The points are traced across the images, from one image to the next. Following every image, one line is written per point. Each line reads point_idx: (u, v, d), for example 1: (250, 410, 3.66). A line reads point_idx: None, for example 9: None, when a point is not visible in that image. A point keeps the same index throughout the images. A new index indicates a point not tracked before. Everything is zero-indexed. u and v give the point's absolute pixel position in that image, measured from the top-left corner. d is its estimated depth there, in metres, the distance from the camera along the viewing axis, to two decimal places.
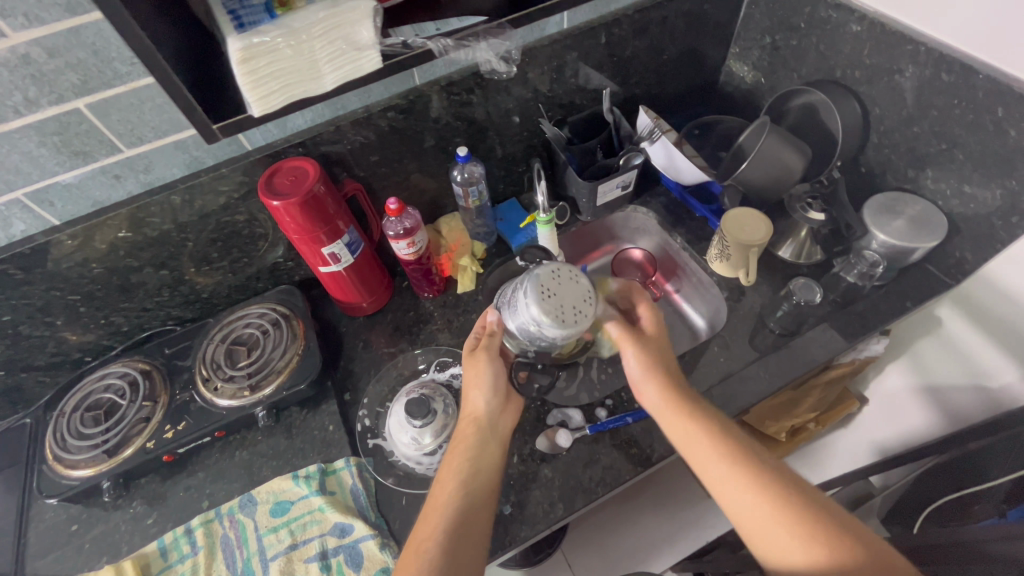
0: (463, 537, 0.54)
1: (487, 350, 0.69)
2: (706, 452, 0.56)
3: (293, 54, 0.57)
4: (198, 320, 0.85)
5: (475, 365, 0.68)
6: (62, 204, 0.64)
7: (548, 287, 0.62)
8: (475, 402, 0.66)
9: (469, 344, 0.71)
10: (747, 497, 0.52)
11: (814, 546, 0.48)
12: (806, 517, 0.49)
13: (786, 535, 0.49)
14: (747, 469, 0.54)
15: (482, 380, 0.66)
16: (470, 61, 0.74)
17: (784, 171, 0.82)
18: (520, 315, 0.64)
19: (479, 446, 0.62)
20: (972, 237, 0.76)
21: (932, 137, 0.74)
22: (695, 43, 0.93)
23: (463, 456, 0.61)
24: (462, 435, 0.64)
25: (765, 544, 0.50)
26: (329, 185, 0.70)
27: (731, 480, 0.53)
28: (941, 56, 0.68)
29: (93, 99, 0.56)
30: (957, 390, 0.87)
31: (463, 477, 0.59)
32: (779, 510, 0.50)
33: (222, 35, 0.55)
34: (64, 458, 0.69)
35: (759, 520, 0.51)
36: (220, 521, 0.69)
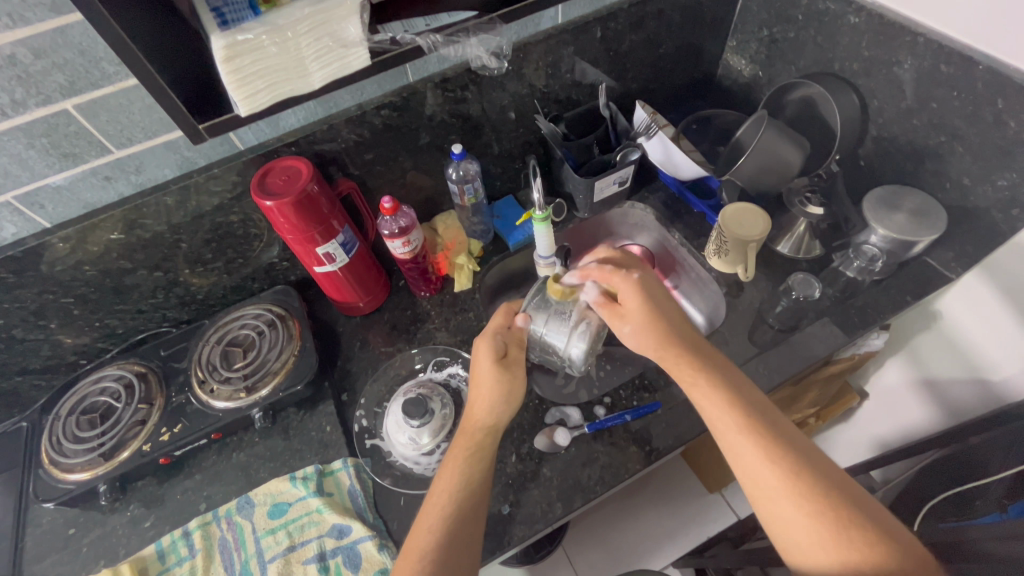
0: (463, 549, 0.55)
1: (517, 366, 0.67)
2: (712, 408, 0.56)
3: (279, 52, 0.56)
4: (193, 321, 0.84)
5: (506, 379, 0.66)
6: (53, 206, 0.63)
7: (598, 335, 0.75)
8: (493, 414, 0.64)
9: (496, 350, 0.67)
10: (756, 455, 0.52)
11: (818, 517, 0.48)
12: (817, 486, 0.49)
13: (793, 501, 0.49)
14: (762, 432, 0.53)
15: (512, 396, 0.65)
16: (460, 58, 0.73)
17: (782, 165, 0.82)
18: (562, 343, 0.74)
19: (487, 460, 0.62)
20: (971, 230, 0.75)
21: (932, 129, 0.74)
22: (692, 36, 0.92)
23: (472, 468, 0.60)
24: (473, 443, 0.63)
25: (766, 502, 0.51)
26: (322, 185, 0.70)
27: (743, 438, 0.53)
28: (939, 47, 0.68)
29: (82, 100, 0.55)
30: (957, 384, 0.86)
31: (468, 489, 0.59)
32: (790, 474, 0.50)
33: (205, 27, 0.54)
34: (60, 462, 0.69)
35: (766, 480, 0.51)
36: (217, 524, 0.69)
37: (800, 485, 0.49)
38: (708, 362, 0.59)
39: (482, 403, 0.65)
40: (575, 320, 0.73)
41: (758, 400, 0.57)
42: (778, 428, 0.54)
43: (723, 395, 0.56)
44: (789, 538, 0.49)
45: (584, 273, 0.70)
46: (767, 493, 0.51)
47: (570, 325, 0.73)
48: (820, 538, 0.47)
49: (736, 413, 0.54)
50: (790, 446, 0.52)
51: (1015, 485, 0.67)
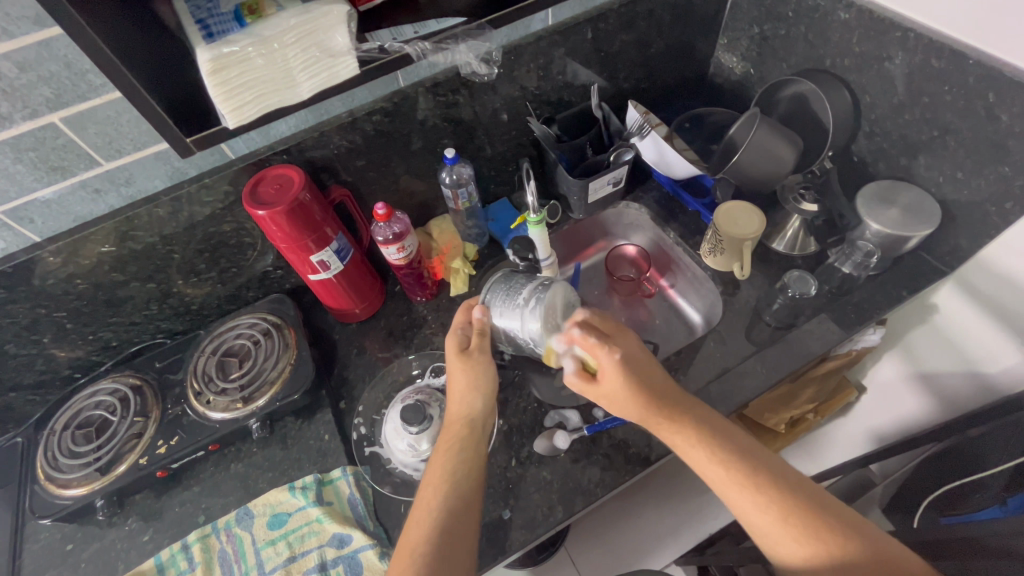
0: (453, 540, 0.54)
1: (481, 352, 0.66)
2: (700, 462, 0.55)
3: (266, 63, 0.55)
4: (188, 332, 0.84)
5: (472, 367, 0.66)
6: (43, 220, 0.62)
7: (558, 313, 0.67)
8: (467, 405, 0.65)
9: (458, 342, 0.67)
10: (751, 508, 0.51)
11: (822, 562, 0.48)
12: (812, 527, 0.49)
13: (797, 550, 0.49)
14: (751, 482, 0.52)
15: (480, 382, 0.65)
16: (450, 64, 0.72)
17: (776, 163, 0.81)
18: (519, 326, 0.68)
19: (471, 449, 0.62)
20: (965, 224, 0.75)
21: (924, 124, 0.74)
22: (683, 35, 0.92)
23: (454, 458, 0.60)
24: (453, 436, 0.63)
25: (772, 552, 0.51)
26: (315, 192, 0.69)
27: (736, 492, 0.52)
28: (930, 42, 0.68)
29: (68, 113, 0.55)
30: (952, 377, 0.87)
31: (452, 480, 0.58)
32: (787, 524, 0.50)
33: (190, 37, 0.53)
34: (57, 478, 0.68)
35: (768, 534, 0.50)
36: (217, 536, 0.69)
37: (799, 531, 0.49)
38: (686, 411, 0.57)
39: (455, 395, 0.66)
40: (526, 297, 0.68)
41: (741, 442, 0.56)
42: (764, 468, 0.53)
43: (706, 450, 0.55)
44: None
45: (568, 338, 0.61)
46: (773, 544, 0.50)
47: (522, 307, 0.68)
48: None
49: (723, 467, 0.53)
50: (781, 489, 0.51)
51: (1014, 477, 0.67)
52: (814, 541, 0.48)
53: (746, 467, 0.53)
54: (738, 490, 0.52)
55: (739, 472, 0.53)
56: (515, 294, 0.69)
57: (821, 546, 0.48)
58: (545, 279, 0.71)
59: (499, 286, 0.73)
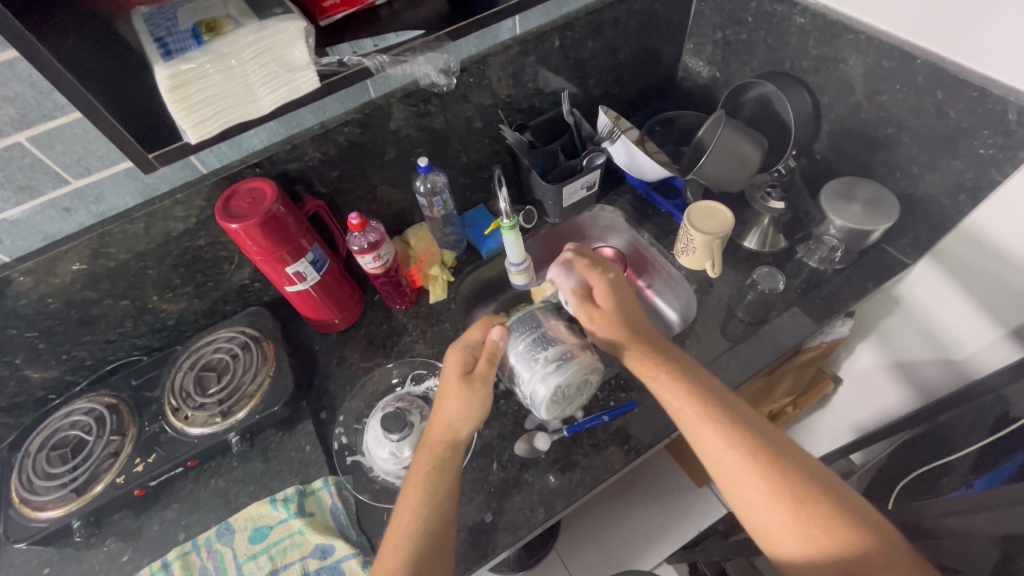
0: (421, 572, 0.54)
1: (483, 384, 0.63)
2: (674, 400, 0.60)
3: (224, 79, 0.56)
4: (165, 348, 0.84)
5: (469, 395, 0.63)
6: (11, 240, 0.62)
7: (571, 387, 0.66)
8: (453, 428, 0.63)
9: (462, 364, 0.64)
10: (721, 447, 0.55)
11: (780, 500, 0.51)
12: (773, 466, 0.53)
13: (759, 489, 0.52)
14: (722, 422, 0.57)
15: (473, 412, 0.63)
16: (409, 76, 0.73)
17: (742, 163, 0.84)
18: (528, 380, 0.66)
19: (451, 473, 0.61)
20: (924, 216, 0.78)
21: (880, 121, 0.76)
22: (650, 41, 0.94)
23: (434, 484, 0.60)
24: (435, 459, 0.61)
25: (733, 492, 0.54)
26: (288, 205, 0.70)
27: (707, 430, 0.57)
28: (881, 43, 0.70)
29: (35, 132, 0.55)
30: (923, 364, 0.89)
31: (431, 506, 0.58)
32: (749, 460, 0.54)
33: (148, 51, 0.53)
34: (31, 500, 0.67)
35: (733, 471, 0.54)
36: (197, 553, 0.68)
37: (763, 470, 0.53)
38: (666, 354, 0.64)
39: (442, 416, 0.63)
40: (546, 358, 0.65)
41: (715, 389, 0.61)
42: (732, 412, 0.58)
43: (684, 390, 0.60)
44: (756, 521, 0.53)
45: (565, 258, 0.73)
46: (735, 486, 0.54)
47: (540, 364, 0.65)
48: (780, 512, 0.51)
49: (700, 409, 0.58)
50: (753, 433, 0.56)
51: (978, 459, 0.69)
52: (773, 477, 0.52)
53: (716, 407, 0.58)
54: (707, 425, 0.57)
55: (708, 410, 0.58)
56: (539, 349, 0.66)
57: (779, 483, 0.52)
58: (577, 345, 0.67)
59: (530, 321, 0.69)
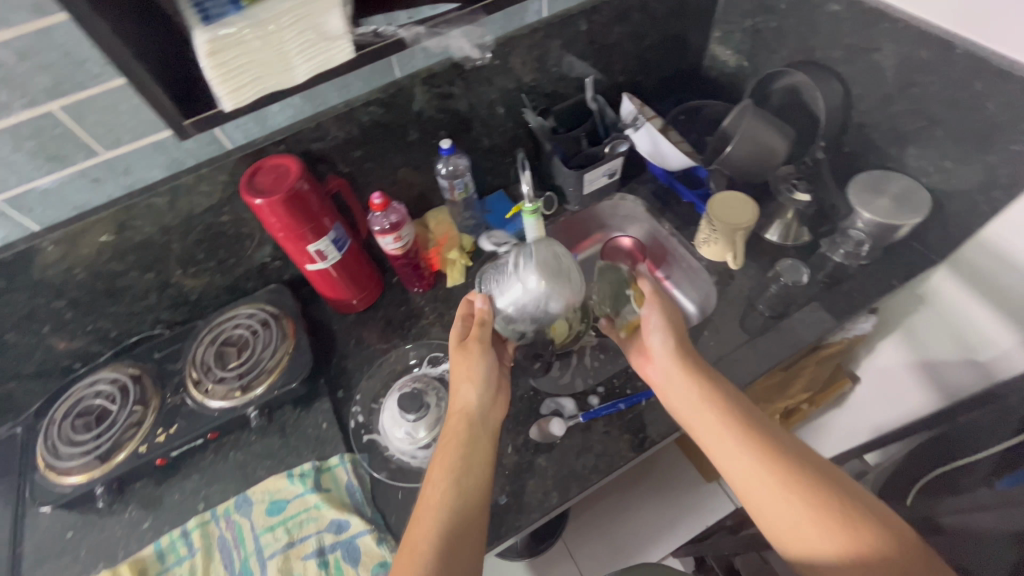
0: (454, 541, 0.53)
1: (478, 342, 0.68)
2: (702, 414, 0.59)
3: (262, 45, 0.57)
4: (187, 323, 0.85)
5: (467, 358, 0.68)
6: (42, 209, 0.63)
7: (549, 261, 0.68)
8: (463, 398, 0.66)
9: (459, 334, 0.70)
10: (758, 470, 0.53)
11: (826, 524, 0.49)
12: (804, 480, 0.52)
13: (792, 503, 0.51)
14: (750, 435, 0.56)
15: (474, 372, 0.67)
16: (442, 52, 0.73)
17: (768, 154, 0.83)
18: (519, 293, 0.68)
19: (469, 440, 0.62)
20: (954, 213, 0.76)
21: (912, 114, 0.75)
22: (677, 28, 0.92)
23: (451, 451, 0.61)
24: (452, 429, 0.63)
25: (770, 520, 0.52)
26: (312, 183, 0.70)
27: (735, 444, 0.56)
28: (918, 32, 0.69)
29: (68, 101, 0.55)
30: (949, 364, 0.87)
31: (451, 474, 0.58)
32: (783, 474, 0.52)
33: (188, 19, 0.54)
34: (57, 466, 0.69)
35: (773, 498, 0.52)
36: (216, 523, 0.69)
37: (805, 492, 0.51)
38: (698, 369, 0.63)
39: (453, 390, 0.67)
40: (505, 279, 0.70)
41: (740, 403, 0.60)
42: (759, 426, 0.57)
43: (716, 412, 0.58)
44: (800, 549, 0.50)
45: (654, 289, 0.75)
46: (764, 497, 0.53)
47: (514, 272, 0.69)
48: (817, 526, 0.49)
49: (737, 430, 0.56)
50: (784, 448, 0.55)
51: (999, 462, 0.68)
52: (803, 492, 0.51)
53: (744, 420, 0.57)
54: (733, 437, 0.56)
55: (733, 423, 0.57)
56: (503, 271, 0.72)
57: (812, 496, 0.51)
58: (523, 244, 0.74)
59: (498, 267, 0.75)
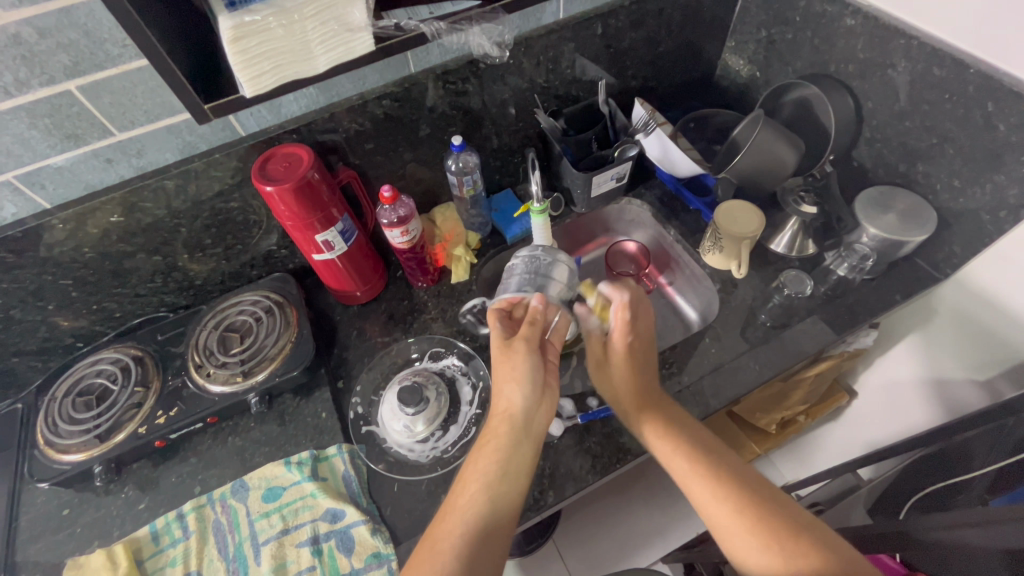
0: (486, 547, 0.54)
1: (523, 344, 0.65)
2: (668, 454, 0.61)
3: (285, 34, 0.57)
4: (191, 307, 0.85)
5: (511, 359, 0.65)
6: (53, 186, 0.63)
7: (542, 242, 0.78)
8: (507, 398, 0.63)
9: (502, 334, 0.67)
10: (712, 499, 0.56)
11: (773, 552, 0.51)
12: (765, 523, 0.52)
13: (747, 541, 0.52)
14: (711, 478, 0.57)
15: (520, 373, 0.64)
16: (463, 47, 0.74)
17: (776, 165, 0.83)
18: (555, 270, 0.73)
19: (511, 445, 0.61)
20: (960, 232, 0.77)
21: (923, 131, 0.75)
22: (692, 36, 0.93)
23: (491, 455, 0.60)
24: (492, 430, 0.62)
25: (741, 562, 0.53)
26: (323, 173, 0.70)
27: (697, 484, 0.58)
28: (932, 50, 0.69)
29: (85, 81, 0.56)
30: (948, 383, 0.88)
31: (487, 481, 0.58)
32: (743, 516, 0.53)
33: (214, 22, 0.56)
34: (56, 443, 0.69)
35: (723, 526, 0.54)
36: (211, 507, 0.70)
37: (750, 523, 0.53)
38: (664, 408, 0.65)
39: (497, 388, 0.65)
40: (523, 286, 0.72)
41: (708, 443, 0.61)
42: (727, 468, 0.58)
43: (673, 445, 0.61)
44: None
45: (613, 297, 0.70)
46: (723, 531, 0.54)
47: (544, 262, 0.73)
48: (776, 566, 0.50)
49: (698, 471, 0.58)
50: (747, 490, 0.56)
51: (996, 480, 0.69)
52: (763, 531, 0.52)
53: (708, 462, 0.59)
54: (695, 477, 0.58)
55: (695, 463, 0.59)
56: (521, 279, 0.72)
57: (768, 537, 0.51)
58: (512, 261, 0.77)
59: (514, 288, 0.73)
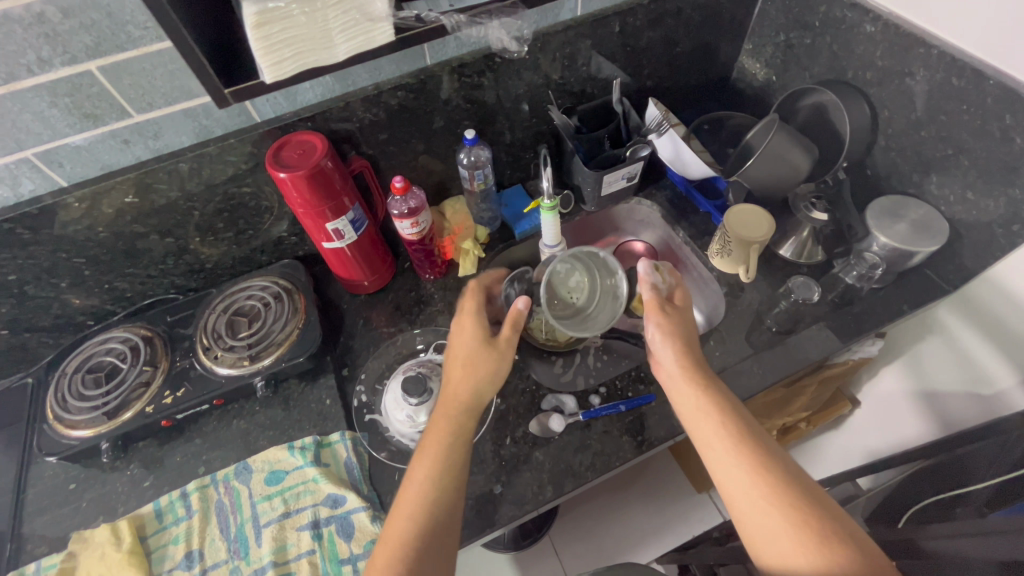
0: (438, 535, 0.54)
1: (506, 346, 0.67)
2: (702, 419, 0.59)
3: (307, 22, 0.57)
4: (201, 290, 0.86)
5: (490, 357, 0.66)
6: (71, 165, 0.64)
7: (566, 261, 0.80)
8: (472, 392, 0.64)
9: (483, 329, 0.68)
10: (742, 471, 0.54)
11: (803, 533, 0.49)
12: (795, 504, 0.51)
13: (774, 517, 0.50)
14: (746, 450, 0.55)
15: (495, 373, 0.65)
16: (482, 41, 0.74)
17: (789, 169, 0.83)
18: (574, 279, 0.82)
19: (467, 440, 0.62)
20: (972, 244, 0.76)
21: (939, 142, 0.75)
22: (709, 37, 0.92)
23: (448, 450, 0.60)
24: (451, 421, 0.62)
25: (757, 537, 0.51)
26: (336, 161, 0.71)
27: (726, 452, 0.56)
28: (952, 60, 0.68)
29: (106, 62, 0.57)
30: (951, 397, 0.87)
31: (444, 475, 0.58)
32: (775, 493, 0.52)
33: (237, 9, 0.57)
34: (65, 418, 0.70)
35: (746, 496, 0.53)
36: (215, 487, 0.71)
37: (778, 497, 0.51)
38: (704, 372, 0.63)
39: (463, 379, 0.65)
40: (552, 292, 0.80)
41: (742, 415, 0.59)
42: (761, 443, 0.56)
43: (717, 417, 0.58)
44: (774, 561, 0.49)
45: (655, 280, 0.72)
46: (747, 504, 0.53)
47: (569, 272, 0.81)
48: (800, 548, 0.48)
49: (732, 440, 0.56)
50: (779, 466, 0.54)
51: (996, 494, 0.68)
52: (788, 510, 0.50)
53: (744, 433, 0.56)
54: (726, 446, 0.56)
55: (730, 433, 0.57)
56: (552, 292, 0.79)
57: (794, 517, 0.50)
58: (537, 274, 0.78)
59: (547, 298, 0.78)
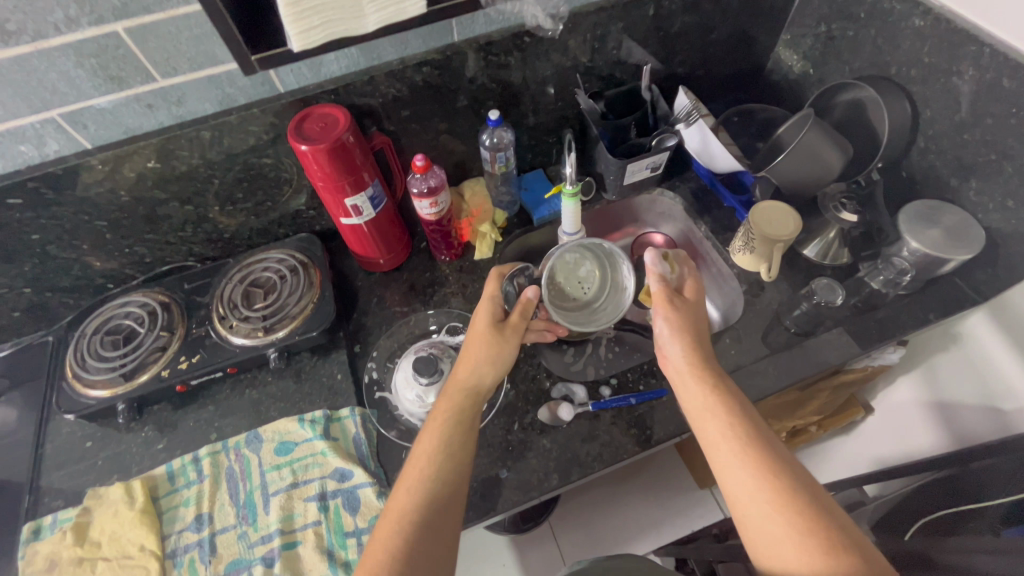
0: (439, 511, 0.54)
1: (514, 333, 0.67)
2: (708, 419, 0.58)
3: None
4: (218, 259, 0.86)
5: (498, 343, 0.66)
6: (95, 127, 0.64)
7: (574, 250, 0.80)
8: (477, 375, 0.65)
9: (493, 315, 0.68)
10: (747, 472, 0.53)
11: (806, 537, 0.48)
12: (800, 508, 0.50)
13: (778, 520, 0.50)
14: (753, 453, 0.54)
15: (502, 358, 0.66)
16: (517, 16, 0.73)
17: (822, 167, 0.80)
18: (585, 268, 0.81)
19: (470, 422, 0.62)
20: (1007, 255, 0.73)
21: (982, 146, 0.72)
22: (746, 25, 0.89)
23: (450, 431, 0.60)
24: (453, 403, 0.63)
25: (759, 539, 0.51)
26: (358, 136, 0.70)
27: (731, 452, 0.55)
28: (1005, 59, 0.65)
29: (133, 23, 0.56)
30: (969, 410, 0.85)
31: (447, 454, 0.58)
32: (780, 496, 0.51)
33: None
34: (83, 377, 0.71)
35: (750, 498, 0.52)
36: (226, 454, 0.72)
37: (783, 501, 0.51)
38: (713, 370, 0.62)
39: (469, 362, 0.65)
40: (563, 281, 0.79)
41: (750, 415, 0.58)
42: (768, 445, 0.55)
43: (724, 417, 0.57)
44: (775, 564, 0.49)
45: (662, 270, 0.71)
46: (750, 506, 0.52)
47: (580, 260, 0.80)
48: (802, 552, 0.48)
49: (738, 441, 0.55)
50: (785, 469, 0.53)
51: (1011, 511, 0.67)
52: (791, 514, 0.50)
53: (751, 434, 0.56)
54: (731, 446, 0.55)
55: (736, 433, 0.56)
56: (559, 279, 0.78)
57: (798, 521, 0.49)
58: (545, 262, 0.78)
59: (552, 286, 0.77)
